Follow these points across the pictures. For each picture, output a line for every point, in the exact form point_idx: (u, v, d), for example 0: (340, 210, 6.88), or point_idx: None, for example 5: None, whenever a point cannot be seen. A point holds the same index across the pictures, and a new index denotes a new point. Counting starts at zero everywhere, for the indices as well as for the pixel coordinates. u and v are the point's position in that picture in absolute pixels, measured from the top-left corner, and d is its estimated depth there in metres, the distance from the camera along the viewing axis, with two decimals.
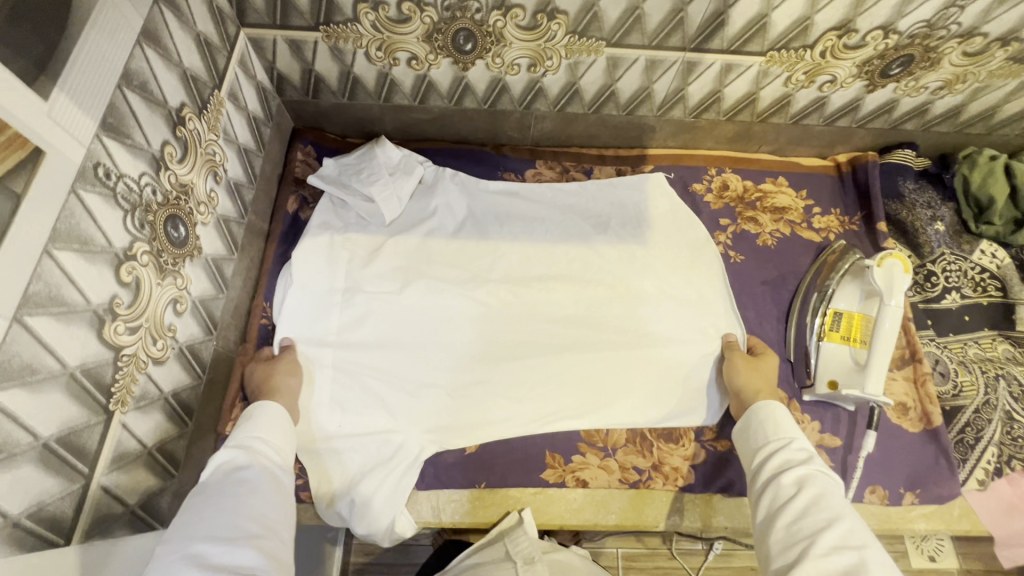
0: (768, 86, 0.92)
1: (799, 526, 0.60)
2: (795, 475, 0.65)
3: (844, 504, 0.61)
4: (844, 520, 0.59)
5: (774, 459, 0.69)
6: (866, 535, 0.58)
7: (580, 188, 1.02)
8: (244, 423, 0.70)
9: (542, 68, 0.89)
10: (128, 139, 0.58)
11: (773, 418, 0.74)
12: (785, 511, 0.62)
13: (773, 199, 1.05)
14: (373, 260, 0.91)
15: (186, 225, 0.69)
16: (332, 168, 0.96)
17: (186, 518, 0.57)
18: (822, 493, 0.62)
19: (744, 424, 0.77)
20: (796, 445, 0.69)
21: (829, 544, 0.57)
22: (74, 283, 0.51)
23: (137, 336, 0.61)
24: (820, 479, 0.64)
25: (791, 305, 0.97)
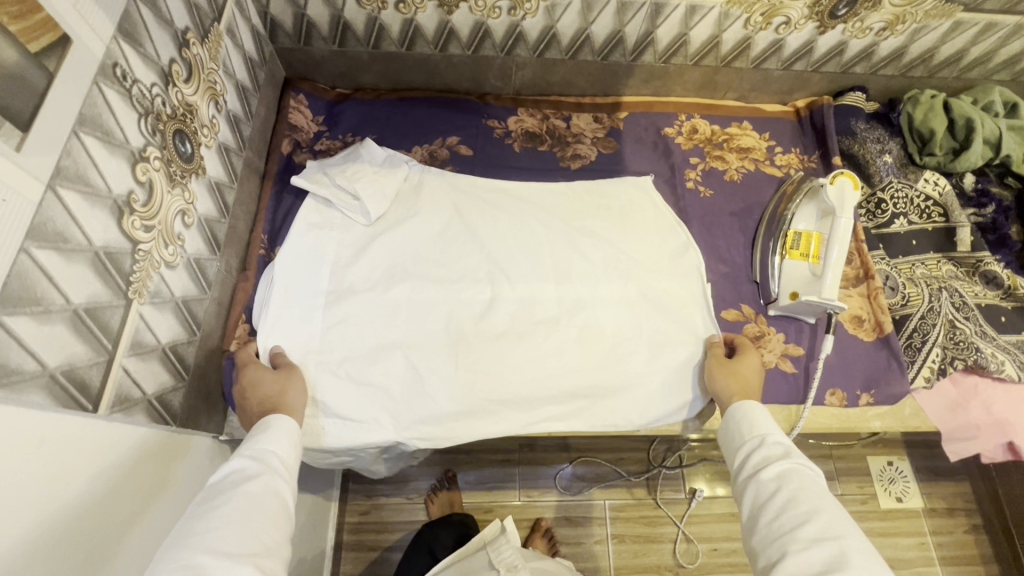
0: (730, 28, 1.00)
1: (783, 521, 0.64)
2: (775, 472, 0.68)
3: (822, 497, 0.65)
4: (825, 514, 0.63)
5: (755, 455, 0.72)
6: (847, 526, 0.62)
7: (568, 188, 1.07)
8: (255, 431, 0.70)
9: (521, 10, 0.95)
10: (141, 48, 0.63)
11: (756, 415, 0.76)
12: (769, 505, 0.66)
13: (739, 140, 1.14)
14: (357, 261, 0.94)
15: (192, 142, 0.74)
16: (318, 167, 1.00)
17: (192, 525, 0.58)
18: (804, 489, 0.65)
19: (730, 416, 0.79)
20: (771, 442, 0.72)
21: (809, 538, 0.61)
22: (97, 168, 0.55)
23: (152, 235, 0.65)
24: (799, 472, 0.68)
25: (756, 232, 1.05)
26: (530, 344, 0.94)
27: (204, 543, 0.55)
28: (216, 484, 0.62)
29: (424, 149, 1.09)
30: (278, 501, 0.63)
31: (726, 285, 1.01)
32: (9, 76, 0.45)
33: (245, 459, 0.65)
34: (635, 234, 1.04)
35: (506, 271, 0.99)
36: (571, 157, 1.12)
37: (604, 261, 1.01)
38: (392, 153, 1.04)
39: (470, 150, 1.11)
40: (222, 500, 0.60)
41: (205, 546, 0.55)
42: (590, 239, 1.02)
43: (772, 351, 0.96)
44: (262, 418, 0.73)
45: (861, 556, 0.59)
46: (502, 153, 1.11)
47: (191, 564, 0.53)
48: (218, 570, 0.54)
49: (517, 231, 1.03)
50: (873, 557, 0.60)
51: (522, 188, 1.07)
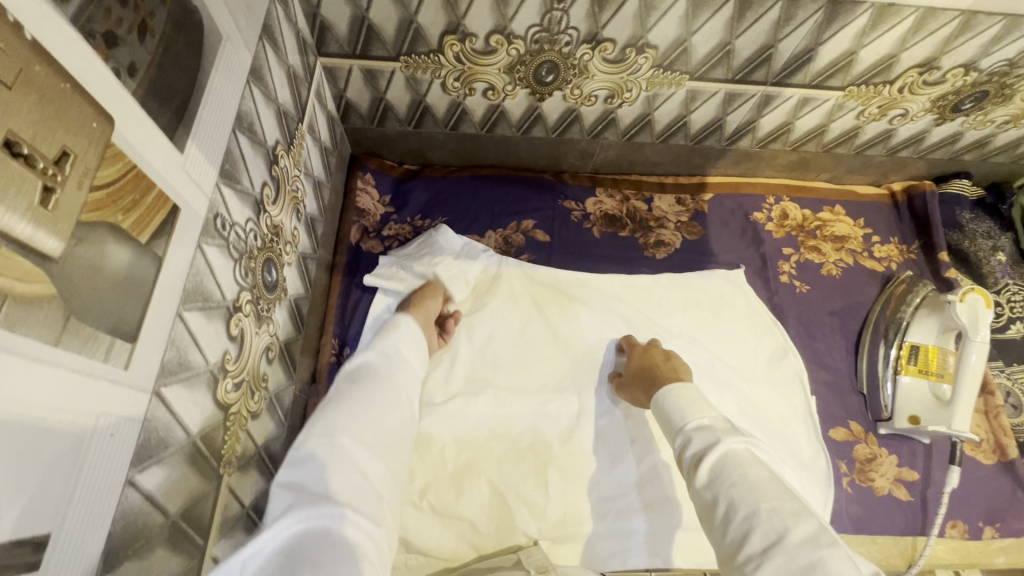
0: (841, 118, 0.92)
1: (730, 532, 0.51)
2: (705, 474, 0.55)
3: (760, 488, 0.51)
4: (765, 507, 0.50)
5: (686, 457, 0.59)
6: (796, 511, 0.49)
7: (654, 281, 0.99)
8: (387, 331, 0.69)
9: (619, 99, 0.87)
10: (238, 184, 0.55)
11: (677, 404, 0.65)
12: (716, 516, 0.53)
13: (832, 227, 1.06)
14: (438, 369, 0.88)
15: (277, 267, 0.66)
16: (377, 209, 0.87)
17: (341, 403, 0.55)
18: (735, 487, 0.52)
19: (660, 411, 0.68)
20: (697, 432, 0.60)
21: (760, 549, 0.47)
22: (197, 345, 0.48)
23: (241, 391, 0.57)
24: (730, 463, 0.55)
25: (860, 336, 0.96)
26: (623, 462, 0.86)
27: (354, 422, 0.52)
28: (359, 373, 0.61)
29: (497, 234, 1.02)
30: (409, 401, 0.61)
31: (830, 397, 0.93)
32: (121, 286, 0.37)
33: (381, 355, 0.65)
34: (730, 335, 0.96)
35: (593, 379, 0.91)
36: (654, 244, 1.04)
37: (696, 367, 0.92)
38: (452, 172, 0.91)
39: (547, 235, 1.03)
40: (361, 389, 0.57)
41: (354, 427, 0.52)
42: (683, 342, 0.94)
43: (884, 476, 0.88)
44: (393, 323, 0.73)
45: (814, 549, 0.46)
46: (581, 239, 1.03)
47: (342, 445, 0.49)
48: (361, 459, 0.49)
49: (601, 330, 0.95)
50: (827, 540, 0.47)
51: (607, 278, 0.99)
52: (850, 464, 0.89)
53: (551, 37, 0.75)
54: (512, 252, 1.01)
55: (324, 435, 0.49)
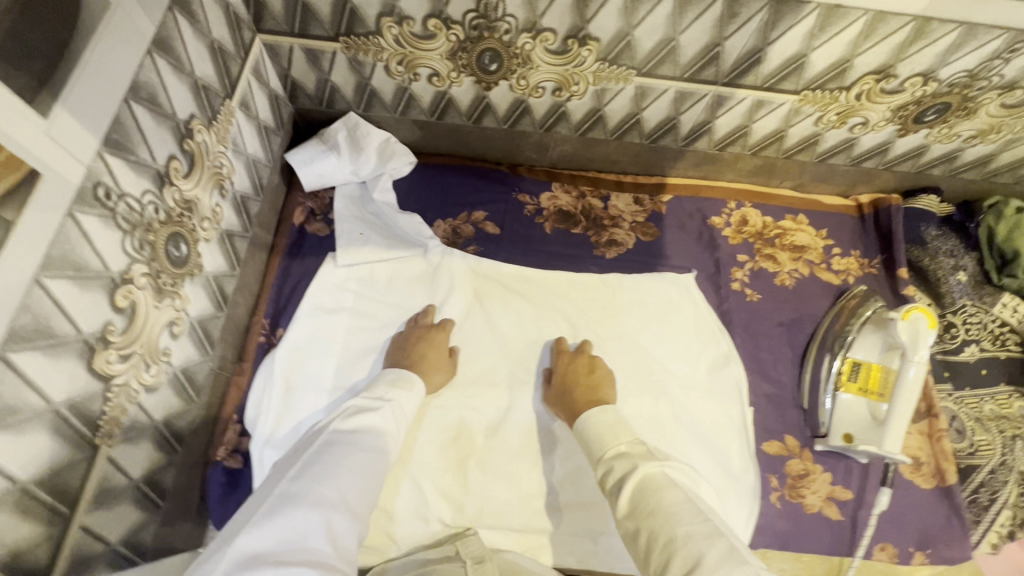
0: (799, 124, 0.89)
1: (653, 560, 0.54)
2: (625, 503, 0.59)
3: (677, 513, 0.55)
4: (681, 534, 0.54)
5: (608, 484, 0.63)
6: (710, 533, 0.53)
7: (600, 280, 0.97)
8: (398, 385, 0.76)
9: (567, 92, 0.85)
10: (133, 155, 0.54)
11: (598, 431, 0.68)
12: (639, 543, 0.56)
13: (793, 237, 1.04)
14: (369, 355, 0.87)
15: (188, 243, 0.66)
16: (310, 173, 0.94)
17: (329, 459, 0.62)
18: (653, 517, 0.56)
19: (580, 433, 0.71)
20: (617, 460, 0.64)
21: (676, 574, 0.51)
22: (64, 313, 0.47)
23: (129, 364, 0.57)
24: (649, 487, 0.59)
25: (807, 349, 0.94)
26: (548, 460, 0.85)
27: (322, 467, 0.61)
28: (346, 432, 0.66)
29: (447, 223, 1.00)
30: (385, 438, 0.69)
31: (769, 410, 0.91)
32: None
33: (371, 402, 0.72)
34: (673, 341, 0.94)
35: (527, 376, 0.90)
36: (605, 243, 1.02)
37: (632, 369, 0.91)
38: (387, 137, 0.96)
39: (497, 228, 1.01)
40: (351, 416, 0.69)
41: (345, 478, 0.61)
42: (623, 344, 0.93)
43: (816, 493, 0.86)
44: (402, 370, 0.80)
45: (728, 572, 0.50)
46: (532, 233, 1.02)
47: (327, 491, 0.58)
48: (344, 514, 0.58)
49: (538, 327, 0.94)
50: (735, 561, 0.51)
51: (552, 274, 0.97)
52: (781, 479, 0.86)
53: (489, 23, 0.73)
54: (459, 243, 0.99)
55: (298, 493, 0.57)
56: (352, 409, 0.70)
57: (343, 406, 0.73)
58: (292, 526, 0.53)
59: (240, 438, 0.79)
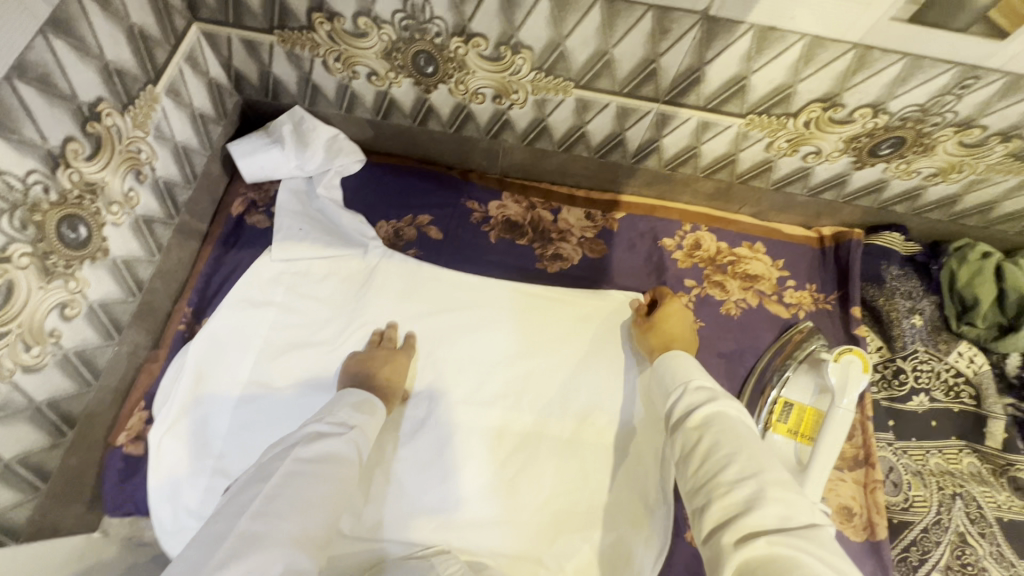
0: (749, 149, 0.85)
1: (706, 465, 0.56)
2: (698, 419, 0.60)
3: (746, 437, 0.57)
4: (744, 449, 0.55)
5: (676, 409, 0.64)
6: (769, 459, 0.55)
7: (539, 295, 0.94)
8: (359, 410, 0.71)
9: (507, 100, 0.83)
10: (15, 134, 0.54)
11: (683, 365, 0.69)
12: (692, 460, 0.58)
13: (746, 265, 1.00)
14: (290, 353, 0.86)
15: (89, 226, 0.65)
16: (252, 167, 0.93)
17: (289, 495, 0.57)
18: (719, 433, 0.57)
19: (655, 372, 0.72)
20: (696, 389, 0.64)
21: (730, 480, 0.53)
22: None
23: (3, 342, 0.57)
24: (718, 418, 0.59)
25: (744, 383, 0.90)
26: (468, 470, 0.84)
27: (281, 506, 0.56)
28: (307, 461, 0.61)
29: (390, 224, 0.99)
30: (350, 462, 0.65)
31: None
32: None
33: (334, 427, 0.67)
34: (604, 363, 0.91)
35: (450, 387, 0.89)
36: (550, 257, 1.00)
37: (557, 385, 0.90)
38: (334, 133, 0.96)
39: (440, 233, 1.00)
40: (311, 439, 0.64)
41: (305, 514, 0.57)
42: (551, 357, 0.92)
43: None
44: (364, 393, 0.75)
45: (780, 489, 0.51)
46: (475, 241, 1.00)
47: (287, 531, 0.55)
48: (306, 555, 0.55)
49: (468, 337, 0.92)
50: (789, 486, 0.52)
51: (490, 285, 0.95)
52: None
53: (418, 25, 0.72)
54: (399, 246, 0.98)
55: (259, 535, 0.53)
56: (313, 434, 0.64)
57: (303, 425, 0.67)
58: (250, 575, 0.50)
59: (143, 426, 0.79)
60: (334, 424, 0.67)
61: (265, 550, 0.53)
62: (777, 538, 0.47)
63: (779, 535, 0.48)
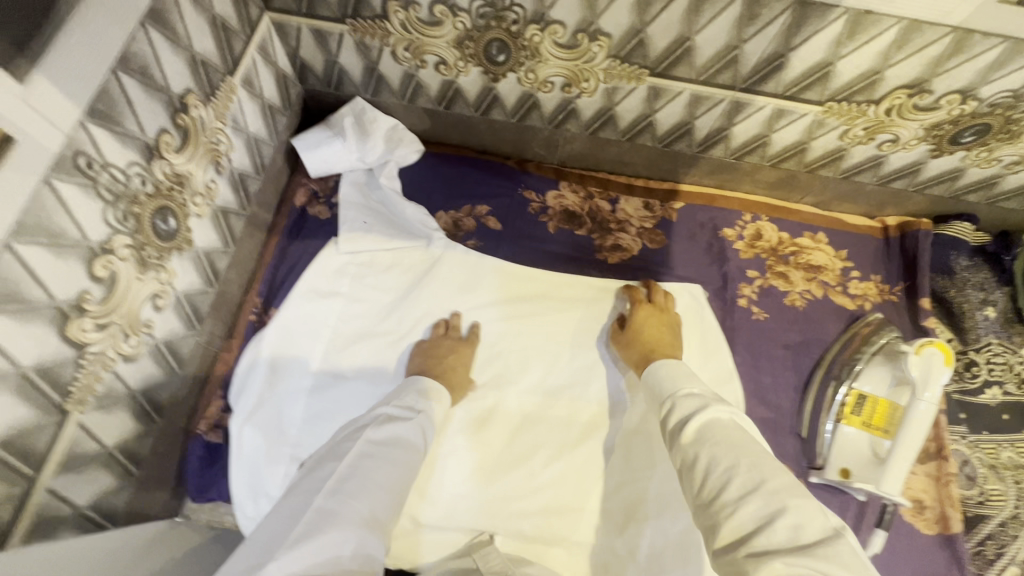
0: (822, 137, 0.84)
1: (709, 481, 0.54)
2: (690, 434, 0.59)
3: (744, 447, 0.55)
4: (744, 462, 0.53)
5: (671, 419, 0.62)
6: (772, 466, 0.53)
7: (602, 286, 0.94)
8: (422, 398, 0.72)
9: (577, 89, 0.82)
10: (119, 127, 0.54)
11: (668, 374, 0.68)
12: (695, 474, 0.56)
13: (809, 256, 0.99)
14: (359, 343, 0.87)
15: (178, 217, 0.66)
16: (316, 159, 0.93)
17: (361, 475, 0.57)
18: (714, 446, 0.56)
19: (649, 380, 0.71)
20: (687, 398, 0.63)
21: (733, 498, 0.51)
22: (35, 279, 0.48)
23: (106, 333, 0.58)
24: (711, 431, 0.58)
25: (811, 375, 0.89)
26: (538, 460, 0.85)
27: (355, 483, 0.56)
28: (377, 443, 0.62)
29: (449, 215, 0.99)
30: (416, 446, 0.66)
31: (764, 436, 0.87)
32: None
33: (401, 413, 0.68)
34: None
35: (515, 378, 0.89)
36: (610, 248, 0.99)
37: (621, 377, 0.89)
38: (394, 123, 0.96)
39: (499, 223, 0.99)
40: (378, 423, 0.65)
41: (376, 493, 0.57)
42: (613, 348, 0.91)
43: None
44: (426, 382, 0.77)
45: (790, 498, 0.50)
46: (534, 232, 0.99)
47: (360, 508, 0.55)
48: (376, 535, 0.55)
49: (534, 328, 0.91)
50: (801, 493, 0.51)
51: (552, 275, 0.94)
52: None
53: (496, 12, 0.71)
54: (459, 236, 0.98)
55: (332, 508, 0.53)
56: (383, 418, 0.66)
57: (370, 412, 0.69)
58: (326, 550, 0.50)
59: (221, 415, 0.80)
60: (399, 411, 0.69)
61: (342, 525, 0.52)
62: (792, 560, 0.45)
63: (793, 555, 0.45)
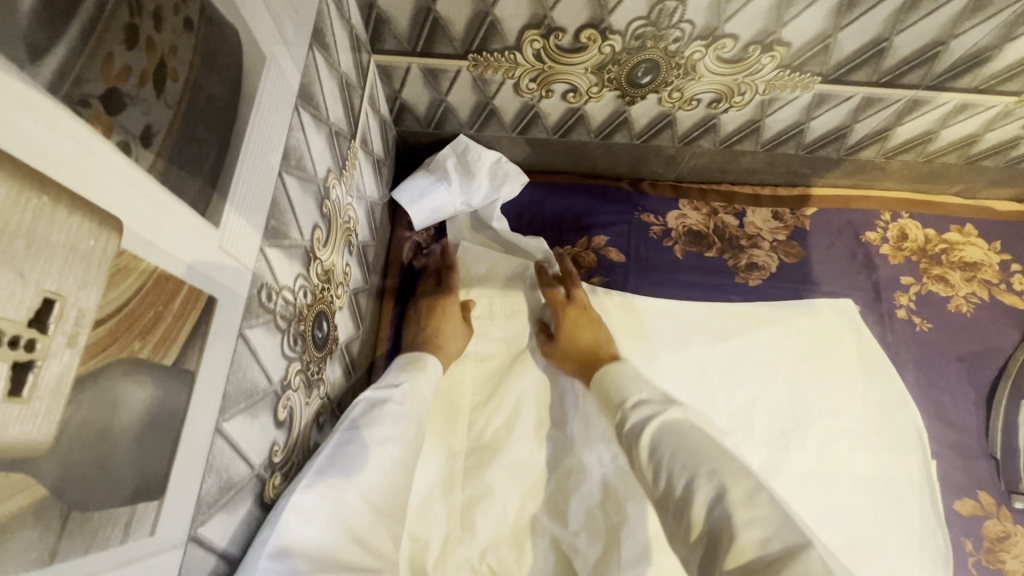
0: (1001, 128, 0.75)
1: (676, 497, 0.45)
2: (646, 447, 0.49)
3: (701, 447, 0.46)
4: (705, 469, 0.44)
5: (625, 435, 0.53)
6: (736, 470, 0.43)
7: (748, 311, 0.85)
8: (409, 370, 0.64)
9: (726, 103, 0.72)
10: (286, 240, 0.44)
11: (617, 380, 0.59)
12: (662, 495, 0.46)
13: (962, 252, 0.90)
14: (499, 409, 0.77)
15: (329, 318, 0.56)
16: (422, 210, 0.83)
17: (348, 459, 0.49)
18: (674, 458, 0.46)
19: (598, 388, 0.61)
20: (638, 404, 0.54)
21: (701, 510, 0.42)
22: (241, 454, 0.39)
23: (288, 479, 0.49)
24: (666, 437, 0.48)
25: (994, 389, 0.82)
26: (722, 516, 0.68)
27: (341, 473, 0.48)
28: (364, 426, 0.54)
29: (567, 251, 0.89)
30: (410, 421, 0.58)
31: (956, 462, 0.79)
32: (145, 434, 0.28)
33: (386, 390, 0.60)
34: (833, 382, 0.82)
35: None
36: (745, 268, 0.89)
37: (786, 413, 0.80)
38: (499, 157, 0.85)
39: (622, 254, 0.89)
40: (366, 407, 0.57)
41: (367, 477, 0.49)
42: (771, 379, 0.82)
43: (1018, 557, 0.74)
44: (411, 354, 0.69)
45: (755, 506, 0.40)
46: (661, 260, 0.89)
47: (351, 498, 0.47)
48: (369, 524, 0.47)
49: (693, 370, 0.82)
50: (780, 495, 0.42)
51: (693, 305, 0.86)
52: (977, 542, 0.75)
53: (657, 31, 0.60)
54: (582, 275, 0.88)
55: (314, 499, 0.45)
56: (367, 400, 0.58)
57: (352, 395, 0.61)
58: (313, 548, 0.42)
59: None
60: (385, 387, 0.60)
61: (324, 518, 0.44)
62: None
63: None
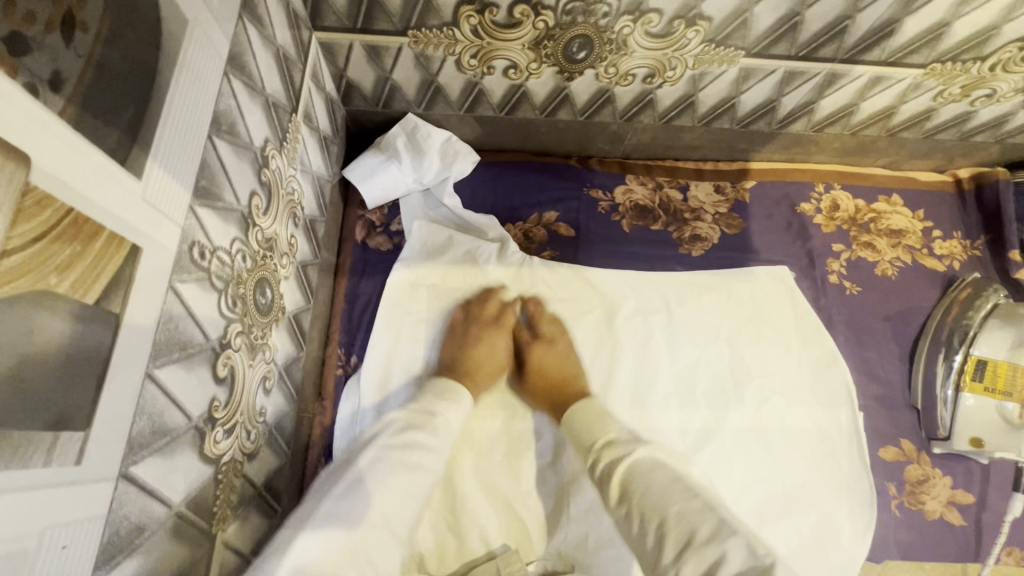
0: (914, 100, 0.81)
1: (645, 541, 0.48)
2: (617, 487, 0.53)
3: (673, 491, 0.50)
4: (672, 513, 0.48)
5: (597, 471, 0.57)
6: (700, 507, 0.48)
7: (691, 279, 0.89)
8: (445, 397, 0.67)
9: (660, 78, 0.76)
10: (219, 202, 0.46)
11: (589, 418, 0.63)
12: (635, 532, 0.50)
13: (888, 220, 0.95)
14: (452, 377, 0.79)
15: (272, 286, 0.58)
16: (373, 187, 0.85)
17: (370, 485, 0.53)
18: (645, 495, 0.51)
19: (569, 429, 0.65)
20: (608, 446, 0.58)
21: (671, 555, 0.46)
22: (175, 403, 0.40)
23: (232, 438, 0.50)
24: (635, 475, 0.53)
25: (916, 346, 0.88)
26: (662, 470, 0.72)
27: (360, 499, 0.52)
28: (392, 449, 0.57)
29: (518, 226, 0.91)
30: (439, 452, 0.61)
31: (881, 413, 0.85)
32: (67, 365, 0.29)
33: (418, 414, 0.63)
34: (770, 344, 0.87)
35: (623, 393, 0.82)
36: (689, 239, 0.93)
37: (726, 374, 0.84)
38: (449, 136, 0.87)
39: (571, 228, 0.92)
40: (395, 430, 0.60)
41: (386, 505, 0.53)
42: (711, 343, 0.86)
43: (935, 498, 0.81)
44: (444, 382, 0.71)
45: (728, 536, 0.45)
46: (610, 233, 0.92)
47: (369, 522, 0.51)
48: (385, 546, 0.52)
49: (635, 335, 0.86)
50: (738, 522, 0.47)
51: (640, 274, 0.89)
52: (900, 486, 0.81)
53: (586, 7, 0.63)
54: (533, 249, 0.90)
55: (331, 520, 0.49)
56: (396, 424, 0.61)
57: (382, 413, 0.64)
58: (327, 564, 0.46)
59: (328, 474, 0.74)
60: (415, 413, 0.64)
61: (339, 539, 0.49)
62: None
63: None
